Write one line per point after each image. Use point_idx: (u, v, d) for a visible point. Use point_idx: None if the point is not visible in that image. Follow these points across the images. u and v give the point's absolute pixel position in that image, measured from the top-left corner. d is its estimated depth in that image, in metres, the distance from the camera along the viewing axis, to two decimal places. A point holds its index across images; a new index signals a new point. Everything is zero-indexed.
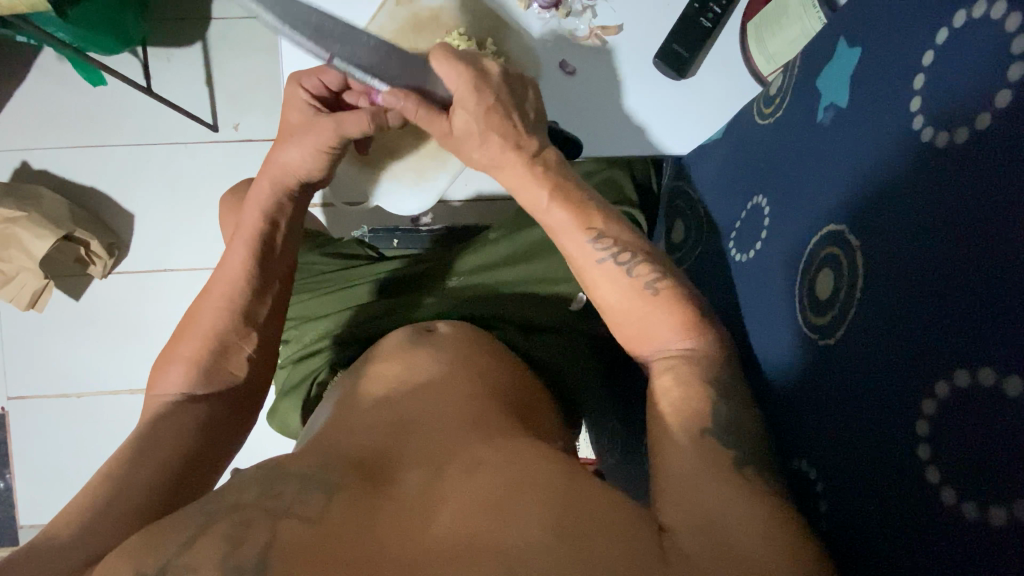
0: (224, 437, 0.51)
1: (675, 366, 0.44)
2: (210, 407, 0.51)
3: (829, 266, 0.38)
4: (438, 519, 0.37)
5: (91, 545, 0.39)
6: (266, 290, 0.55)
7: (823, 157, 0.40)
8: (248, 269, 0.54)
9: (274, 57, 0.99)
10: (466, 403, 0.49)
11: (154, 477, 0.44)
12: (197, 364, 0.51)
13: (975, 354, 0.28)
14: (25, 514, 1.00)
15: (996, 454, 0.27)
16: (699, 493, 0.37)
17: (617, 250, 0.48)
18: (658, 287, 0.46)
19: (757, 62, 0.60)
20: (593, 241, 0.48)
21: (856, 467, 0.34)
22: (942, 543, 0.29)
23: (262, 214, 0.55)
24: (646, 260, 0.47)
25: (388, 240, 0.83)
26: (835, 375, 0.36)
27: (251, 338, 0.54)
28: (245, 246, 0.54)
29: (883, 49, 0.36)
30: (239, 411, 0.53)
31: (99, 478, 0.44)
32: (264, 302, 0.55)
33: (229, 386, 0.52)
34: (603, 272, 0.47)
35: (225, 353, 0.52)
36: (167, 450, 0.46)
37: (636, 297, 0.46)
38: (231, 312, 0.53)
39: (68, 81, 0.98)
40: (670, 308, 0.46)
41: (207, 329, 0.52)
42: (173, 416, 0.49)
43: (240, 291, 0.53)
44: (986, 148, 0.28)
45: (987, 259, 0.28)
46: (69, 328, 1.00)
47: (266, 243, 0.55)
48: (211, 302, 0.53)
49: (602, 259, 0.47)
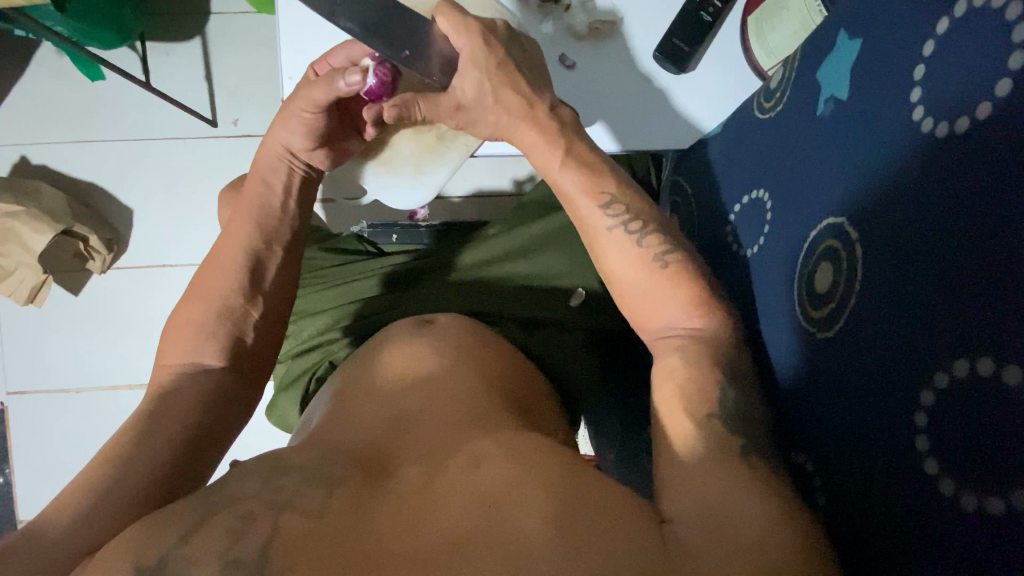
0: (235, 408, 0.50)
1: (679, 348, 0.44)
2: (220, 379, 0.50)
3: (828, 259, 0.38)
4: (439, 513, 0.37)
5: (93, 533, 0.39)
6: (268, 254, 0.55)
7: (823, 149, 0.40)
8: (249, 234, 0.55)
9: (273, 52, 0.98)
10: (467, 396, 0.49)
11: (161, 455, 0.44)
12: (204, 330, 0.51)
13: (973, 344, 0.28)
14: (24, 508, 1.00)
15: (995, 445, 0.27)
16: (699, 484, 0.37)
17: (623, 219, 0.48)
18: (667, 260, 0.46)
19: (757, 56, 0.61)
20: (604, 207, 0.48)
21: (854, 460, 0.34)
22: (940, 534, 0.29)
23: (262, 179, 0.58)
24: (658, 232, 0.48)
25: (387, 236, 0.83)
26: (835, 367, 0.36)
27: (258, 302, 0.54)
28: (247, 209, 0.56)
29: (883, 40, 0.36)
30: (251, 384, 0.52)
31: (104, 457, 0.43)
32: (268, 267, 0.55)
33: (237, 352, 0.52)
34: (613, 239, 0.48)
35: (233, 317, 0.52)
36: (177, 424, 0.46)
37: (642, 267, 0.47)
38: (236, 275, 0.53)
39: (66, 75, 0.97)
40: (673, 282, 0.46)
41: (213, 293, 0.53)
42: (181, 390, 0.48)
43: (244, 253, 0.54)
44: (986, 137, 0.28)
45: (987, 249, 0.27)
46: (68, 323, 0.99)
47: (265, 205, 0.57)
48: (218, 267, 0.54)
49: (612, 227, 0.48)
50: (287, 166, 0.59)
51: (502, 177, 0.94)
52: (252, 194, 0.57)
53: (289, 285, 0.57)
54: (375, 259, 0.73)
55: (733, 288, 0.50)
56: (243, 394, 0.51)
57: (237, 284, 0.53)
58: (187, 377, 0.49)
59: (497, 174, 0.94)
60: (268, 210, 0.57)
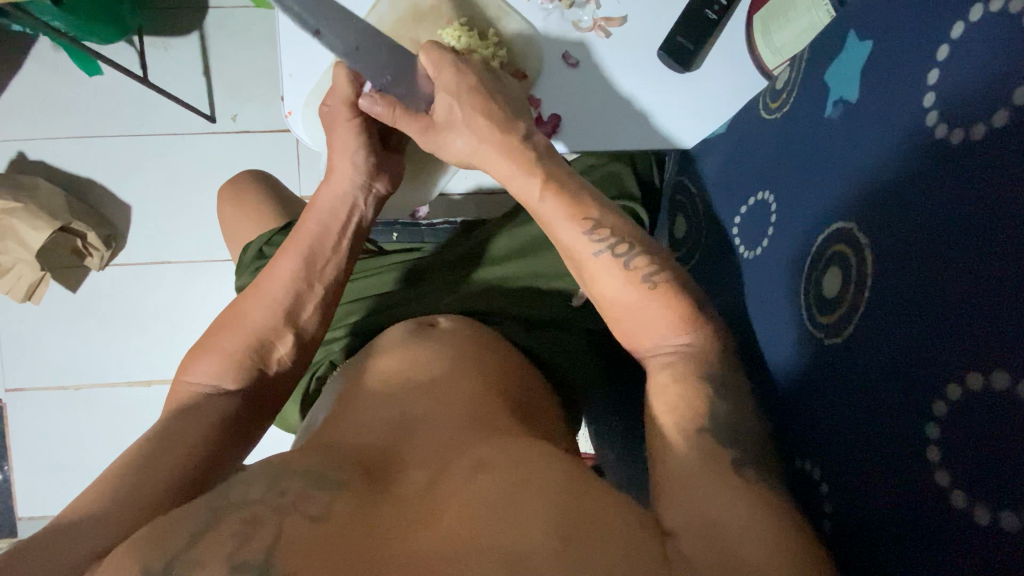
0: (247, 433, 0.50)
1: (671, 365, 0.44)
2: (236, 402, 0.50)
3: (836, 265, 0.37)
4: (443, 518, 0.37)
5: (101, 535, 0.38)
6: (311, 295, 0.54)
7: (831, 153, 0.39)
8: (298, 274, 0.53)
9: (272, 47, 0.97)
10: (470, 400, 0.49)
11: (175, 468, 0.44)
12: (233, 358, 0.51)
13: (988, 356, 0.27)
14: (23, 505, 0.99)
15: (1009, 457, 0.26)
16: (696, 495, 0.37)
17: (613, 241, 0.47)
18: (655, 280, 0.46)
19: (762, 55, 0.60)
20: (588, 234, 0.47)
21: (862, 468, 0.34)
22: (951, 545, 0.29)
23: (319, 220, 0.56)
24: (644, 253, 0.47)
25: (387, 234, 0.79)
26: (842, 374, 0.36)
27: (287, 340, 0.53)
28: (300, 250, 0.54)
29: (895, 42, 0.36)
30: (265, 411, 0.53)
31: (116, 468, 0.43)
32: (308, 306, 0.54)
33: (258, 382, 0.52)
34: (600, 265, 0.47)
35: (263, 352, 0.52)
36: (192, 441, 0.46)
37: (633, 291, 0.46)
38: (277, 311, 0.52)
39: (63, 70, 0.96)
40: (665, 300, 0.45)
41: (250, 325, 0.52)
42: (201, 410, 0.48)
43: (290, 294, 0.53)
44: (1002, 145, 0.28)
45: (1003, 258, 0.27)
46: (66, 320, 0.99)
47: (319, 240, 0.55)
48: (260, 300, 0.53)
49: (597, 252, 0.47)
50: (343, 204, 0.57)
51: None
52: (307, 230, 0.55)
53: (324, 320, 0.56)
54: (375, 258, 0.73)
55: (736, 291, 0.49)
56: (257, 416, 0.52)
57: (267, 317, 0.52)
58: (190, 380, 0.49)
59: None
60: (320, 246, 0.55)
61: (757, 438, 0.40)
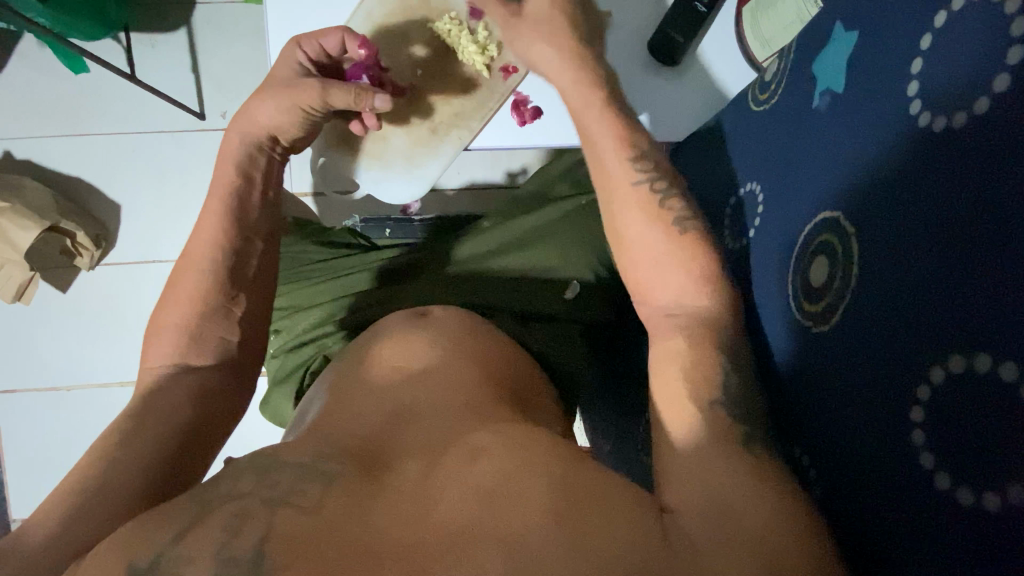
0: (224, 408, 0.50)
1: (686, 331, 0.42)
2: (206, 375, 0.49)
3: (823, 253, 0.37)
4: (438, 507, 0.37)
5: (97, 521, 0.39)
6: (249, 250, 0.54)
7: (818, 143, 0.40)
8: (225, 228, 0.53)
9: (261, 41, 0.97)
10: (462, 387, 0.49)
11: (150, 458, 0.43)
12: (185, 333, 0.50)
13: (970, 340, 0.28)
14: (17, 507, 0.99)
15: (989, 436, 0.27)
16: (696, 479, 0.36)
17: (653, 176, 0.47)
18: (686, 226, 0.45)
19: (751, 46, 0.61)
20: (632, 161, 0.47)
21: (849, 453, 0.34)
22: (934, 525, 0.29)
23: (238, 170, 0.56)
24: (680, 197, 0.47)
25: (380, 230, 0.82)
26: (830, 360, 0.36)
27: (239, 299, 0.53)
28: (221, 207, 0.54)
29: (882, 31, 0.36)
30: (241, 378, 0.52)
31: (94, 458, 0.43)
32: (250, 261, 0.54)
33: (222, 353, 0.51)
34: (636, 194, 0.46)
35: (213, 317, 0.51)
36: (162, 424, 0.45)
37: (660, 228, 0.45)
38: (215, 274, 0.52)
39: (48, 67, 0.96)
40: (687, 246, 0.44)
41: (194, 298, 0.51)
42: (167, 391, 0.47)
43: (222, 250, 0.52)
44: (983, 132, 0.28)
45: (986, 244, 0.27)
46: (56, 321, 0.98)
47: (241, 201, 0.55)
48: (192, 268, 0.52)
49: (637, 181, 0.47)
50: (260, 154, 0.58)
51: (494, 169, 0.93)
52: (221, 178, 0.55)
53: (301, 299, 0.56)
54: (370, 252, 0.72)
55: None
56: (235, 390, 0.51)
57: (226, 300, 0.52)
58: (172, 375, 0.48)
59: (490, 165, 0.93)
60: (263, 228, 0.55)
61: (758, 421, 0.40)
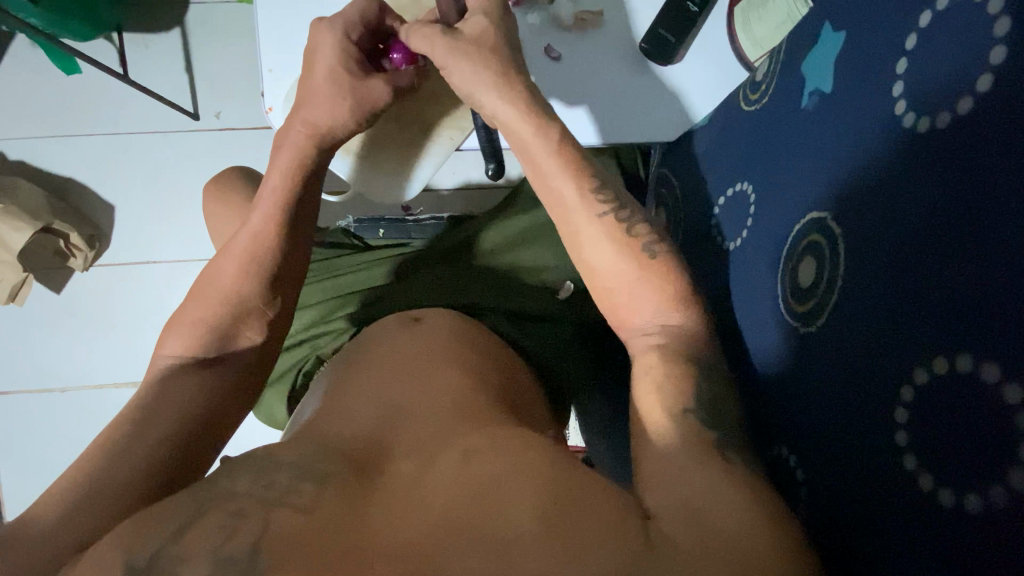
0: (235, 409, 0.49)
1: (659, 346, 0.44)
2: (223, 374, 0.49)
3: (811, 254, 0.37)
4: (432, 507, 0.37)
5: (94, 518, 0.39)
6: (287, 257, 0.53)
7: (807, 142, 0.40)
8: (269, 233, 0.53)
9: (254, 41, 0.97)
10: (454, 388, 0.49)
11: (156, 451, 0.43)
12: (206, 331, 0.50)
13: (952, 341, 0.28)
14: (12, 509, 0.98)
15: (971, 437, 0.27)
16: (685, 476, 0.37)
17: (615, 205, 0.47)
18: (655, 249, 0.46)
19: (743, 48, 0.60)
20: (593, 193, 0.47)
21: (834, 454, 0.34)
22: (917, 526, 0.29)
23: (285, 175, 0.54)
24: (645, 222, 0.48)
25: (374, 230, 0.81)
26: (817, 360, 0.36)
27: (273, 305, 0.52)
28: (271, 213, 0.53)
29: (868, 31, 0.36)
30: (258, 382, 0.52)
31: (99, 447, 0.43)
32: (285, 271, 0.53)
33: (242, 354, 0.51)
34: (603, 227, 0.46)
35: (241, 317, 0.51)
36: (174, 419, 0.45)
37: (631, 259, 0.46)
38: (248, 278, 0.51)
39: (41, 69, 0.95)
40: (657, 272, 0.45)
41: (219, 297, 0.51)
42: (181, 384, 0.47)
43: (260, 257, 0.52)
44: (967, 132, 0.28)
45: (969, 245, 0.27)
46: (50, 322, 0.98)
47: (289, 204, 0.54)
48: (231, 264, 0.52)
49: (602, 214, 0.47)
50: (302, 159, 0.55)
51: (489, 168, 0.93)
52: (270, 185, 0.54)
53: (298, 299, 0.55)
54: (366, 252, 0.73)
55: (717, 280, 0.50)
56: (248, 389, 0.51)
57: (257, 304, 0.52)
58: (184, 370, 0.48)
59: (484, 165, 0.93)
60: None
61: (738, 423, 0.41)
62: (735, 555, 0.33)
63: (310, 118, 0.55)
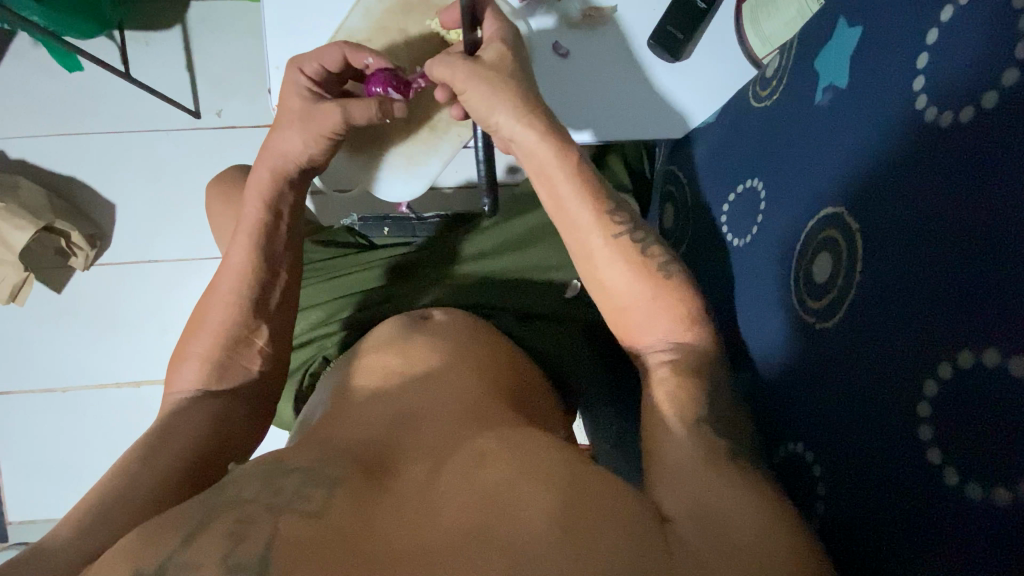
0: (240, 438, 0.49)
1: (670, 362, 0.43)
2: (226, 403, 0.49)
3: (827, 250, 0.37)
4: (443, 513, 0.37)
5: (103, 535, 0.39)
6: (272, 283, 0.53)
7: (822, 138, 0.40)
8: (254, 262, 0.52)
9: (256, 39, 0.96)
10: (464, 389, 0.49)
11: (167, 477, 0.43)
12: (209, 359, 0.50)
13: (978, 335, 0.28)
14: (14, 511, 0.98)
15: (998, 430, 0.27)
16: (699, 487, 0.37)
17: (630, 226, 0.47)
18: (669, 270, 0.45)
19: (751, 44, 0.60)
20: (610, 214, 0.46)
21: (854, 450, 0.34)
22: (943, 520, 0.29)
23: (264, 203, 0.54)
24: (659, 245, 0.47)
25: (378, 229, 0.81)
26: (834, 356, 0.36)
27: (260, 332, 0.52)
28: (249, 236, 0.53)
29: (885, 26, 0.36)
30: (260, 412, 0.52)
31: (113, 475, 0.43)
32: (272, 295, 0.53)
33: (243, 381, 0.51)
34: (619, 247, 0.46)
35: (235, 347, 0.51)
36: (182, 445, 0.45)
37: (646, 278, 0.45)
38: (238, 306, 0.51)
39: (42, 66, 0.95)
40: (667, 294, 0.45)
41: (216, 324, 0.51)
42: (189, 413, 0.48)
43: (248, 284, 0.52)
44: (992, 126, 0.28)
45: (995, 240, 0.27)
46: (51, 323, 0.97)
47: (267, 228, 0.53)
48: (219, 299, 0.52)
49: (617, 235, 0.46)
50: (282, 185, 0.55)
51: None
52: (249, 216, 0.53)
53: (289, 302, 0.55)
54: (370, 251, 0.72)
55: (727, 279, 0.50)
56: (252, 418, 0.51)
57: (249, 316, 0.52)
58: (193, 401, 0.49)
59: None
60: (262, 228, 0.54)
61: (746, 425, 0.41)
62: (750, 562, 0.33)
63: (278, 148, 0.54)
